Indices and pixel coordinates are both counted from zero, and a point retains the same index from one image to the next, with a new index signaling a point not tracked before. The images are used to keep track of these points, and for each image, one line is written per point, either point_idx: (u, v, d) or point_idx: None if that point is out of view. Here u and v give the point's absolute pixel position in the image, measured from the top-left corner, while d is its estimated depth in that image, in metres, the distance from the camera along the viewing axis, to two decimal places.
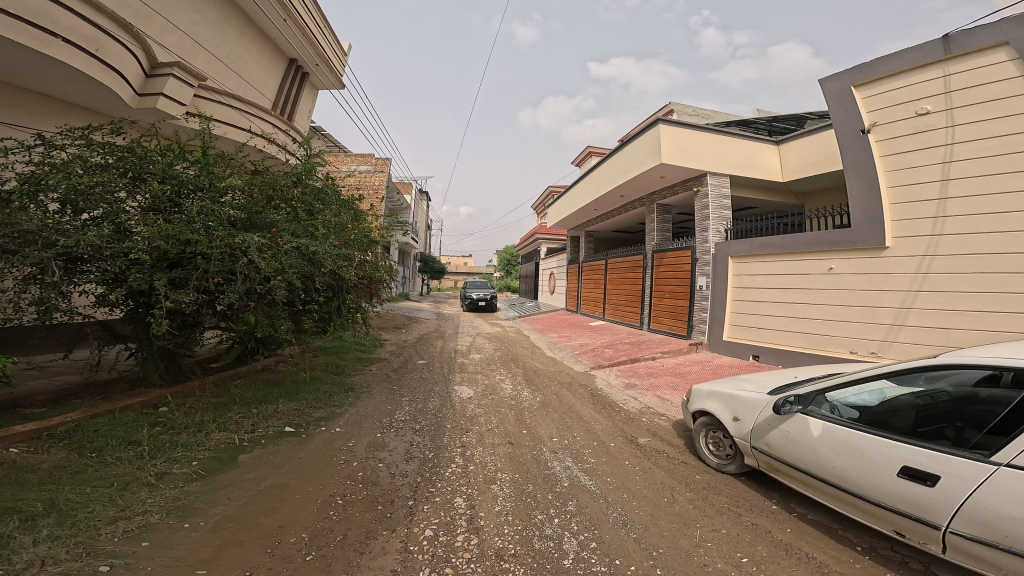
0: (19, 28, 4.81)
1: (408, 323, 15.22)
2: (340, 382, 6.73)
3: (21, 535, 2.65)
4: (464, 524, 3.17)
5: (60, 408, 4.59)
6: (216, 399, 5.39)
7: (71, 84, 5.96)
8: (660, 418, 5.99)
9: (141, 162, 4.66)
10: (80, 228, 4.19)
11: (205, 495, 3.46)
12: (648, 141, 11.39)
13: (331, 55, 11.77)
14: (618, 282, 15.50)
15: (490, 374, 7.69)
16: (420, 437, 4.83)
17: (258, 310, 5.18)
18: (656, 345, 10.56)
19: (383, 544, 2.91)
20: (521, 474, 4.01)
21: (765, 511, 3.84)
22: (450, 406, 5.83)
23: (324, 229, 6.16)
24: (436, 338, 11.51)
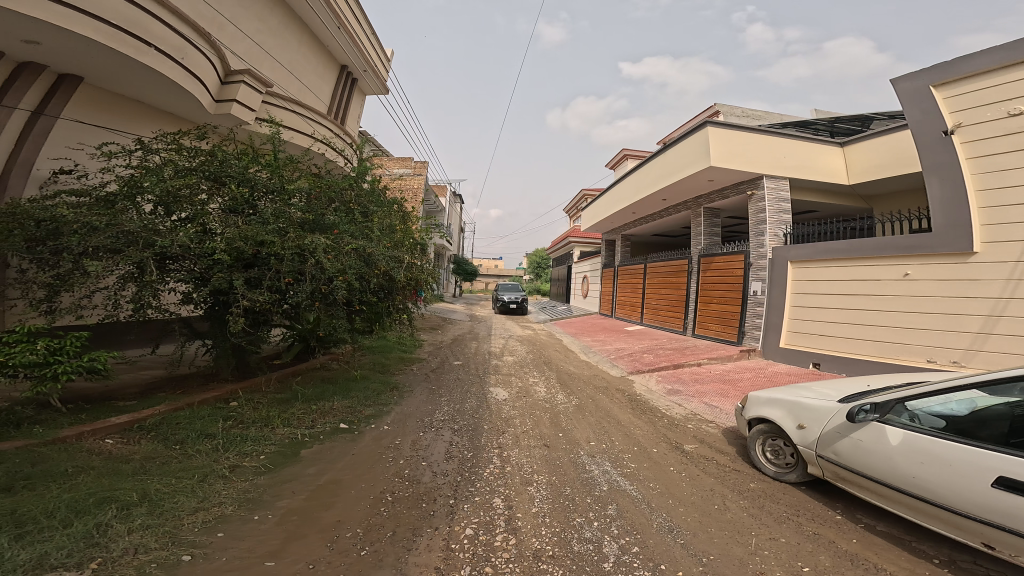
0: (119, 38, 5.14)
1: (445, 324, 15.22)
2: (385, 382, 6.76)
3: (117, 523, 2.80)
4: (503, 524, 2.97)
5: (149, 402, 4.86)
6: (279, 396, 5.54)
7: (158, 91, 6.38)
8: (709, 425, 5.65)
9: (221, 166, 4.91)
10: (172, 228, 4.48)
11: (270, 488, 3.54)
12: (694, 144, 11.10)
13: (377, 62, 12.23)
14: (659, 287, 15.02)
15: (524, 376, 7.57)
16: (456, 437, 4.80)
17: (320, 309, 5.28)
18: (703, 351, 10.12)
19: (426, 541, 2.80)
20: (559, 476, 3.55)
21: (827, 520, 3.53)
22: (487, 407, 5.79)
23: (378, 231, 5.99)
24: (471, 340, 11.53)
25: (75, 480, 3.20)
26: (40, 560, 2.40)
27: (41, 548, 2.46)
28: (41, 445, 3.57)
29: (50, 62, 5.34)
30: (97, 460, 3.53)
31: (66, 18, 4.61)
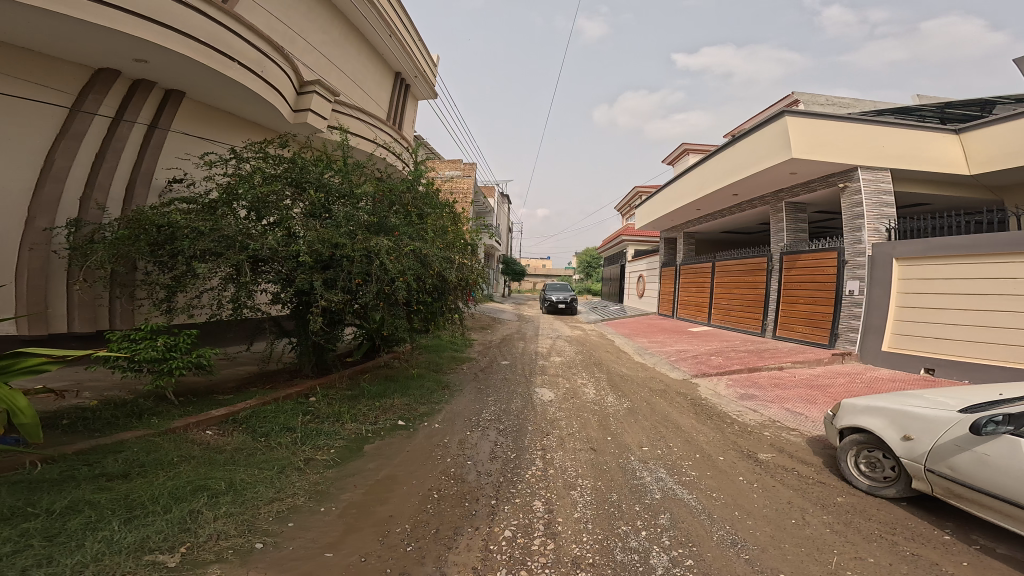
0: (209, 55, 5.36)
1: (495, 325, 14.68)
2: (436, 380, 5.98)
3: (206, 510, 2.81)
4: (542, 528, 2.79)
5: (246, 395, 4.80)
6: (349, 392, 5.17)
7: (242, 102, 6.61)
8: (789, 433, 4.95)
9: (302, 171, 4.67)
10: (262, 233, 4.35)
11: (336, 481, 3.36)
12: (771, 136, 10.27)
13: (426, 67, 12.59)
14: (731, 286, 13.94)
15: (573, 378, 6.47)
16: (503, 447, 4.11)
17: (384, 310, 4.69)
18: (785, 354, 9.14)
19: (465, 539, 2.67)
20: (605, 481, 3.38)
21: (932, 540, 2.96)
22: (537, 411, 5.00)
23: (432, 232, 5.28)
24: (520, 340, 10.90)
25: (177, 470, 3.25)
26: (140, 543, 2.45)
27: (143, 530, 2.52)
28: (155, 435, 3.65)
29: (159, 79, 5.70)
30: (198, 450, 3.55)
31: (162, 36, 4.86)
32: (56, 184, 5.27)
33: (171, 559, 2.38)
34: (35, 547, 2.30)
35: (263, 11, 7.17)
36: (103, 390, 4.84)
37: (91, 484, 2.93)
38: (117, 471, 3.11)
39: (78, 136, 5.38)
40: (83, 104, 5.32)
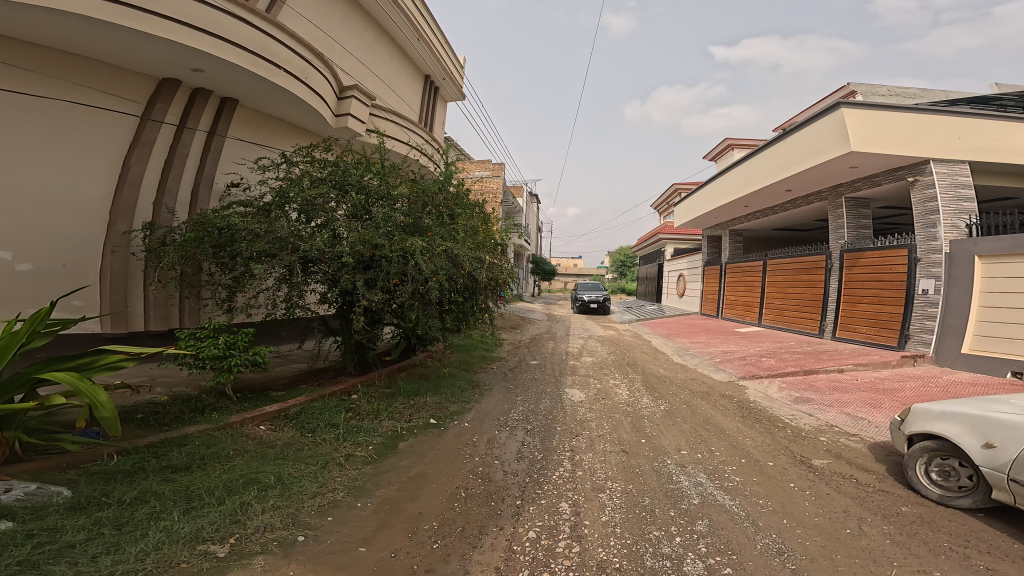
0: (257, 64, 5.47)
1: (524, 324, 13.90)
2: (468, 379, 5.77)
3: (255, 502, 2.85)
4: (568, 530, 2.70)
5: (297, 390, 4.77)
6: (387, 390, 5.01)
7: (286, 108, 6.66)
8: (848, 438, 4.47)
9: (344, 174, 4.45)
10: (311, 234, 4.14)
11: (372, 477, 3.29)
12: (826, 129, 9.67)
13: (454, 69, 12.51)
14: (784, 285, 13.12)
15: (604, 377, 5.88)
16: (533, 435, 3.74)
17: (419, 311, 4.43)
18: (845, 356, 8.44)
19: (490, 538, 2.61)
20: (637, 485, 3.23)
21: (1008, 554, 2.62)
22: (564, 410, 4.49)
23: (463, 232, 4.87)
24: (549, 339, 10.14)
25: (231, 463, 3.28)
26: (195, 534, 2.51)
27: (198, 521, 2.59)
28: (216, 429, 3.72)
29: (217, 88, 5.93)
30: (252, 444, 3.58)
31: (223, 49, 5.05)
32: (130, 190, 5.57)
33: (221, 550, 2.43)
34: (100, 535, 2.37)
35: (304, 19, 7.21)
36: (174, 386, 4.95)
37: (158, 475, 3.02)
38: (180, 464, 3.18)
39: (149, 144, 5.70)
40: (152, 112, 5.61)
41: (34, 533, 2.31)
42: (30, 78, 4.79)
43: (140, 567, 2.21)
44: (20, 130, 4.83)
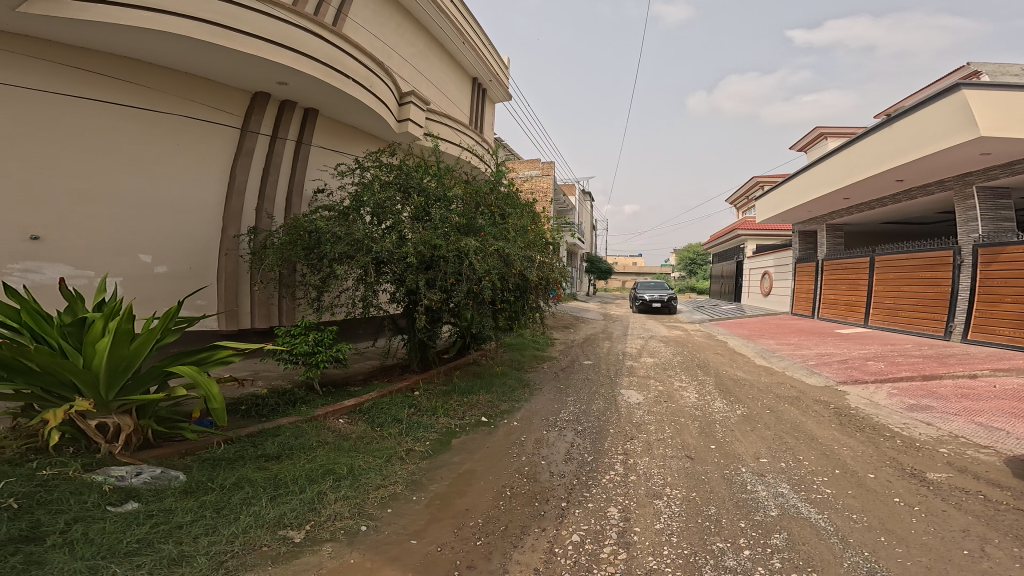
0: (328, 73, 5.66)
1: (577, 322, 12.79)
2: (519, 377, 5.51)
3: (328, 492, 2.89)
4: (615, 536, 2.51)
5: (372, 386, 4.73)
6: (443, 387, 4.86)
7: (356, 115, 6.90)
8: (977, 450, 3.66)
9: (406, 178, 4.56)
10: (383, 235, 4.18)
11: (427, 471, 3.23)
12: (943, 112, 8.42)
13: (500, 70, 12.27)
14: (897, 283, 11.47)
15: (668, 379, 5.40)
16: (580, 440, 3.61)
17: (472, 310, 4.39)
18: (976, 360, 7.15)
19: (531, 539, 2.49)
20: (701, 492, 2.91)
21: None
22: (614, 410, 4.20)
23: (513, 231, 4.79)
24: (605, 338, 9.35)
25: (314, 454, 3.30)
26: (278, 519, 2.62)
27: (281, 507, 2.69)
28: (303, 421, 3.73)
29: (299, 98, 6.22)
30: (331, 436, 3.59)
31: (294, 61, 5.25)
32: (237, 196, 6.05)
33: (297, 535, 2.53)
34: (201, 518, 2.54)
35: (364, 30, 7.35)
36: (274, 378, 4.88)
37: (254, 463, 3.14)
38: (274, 452, 3.28)
39: (250, 153, 6.11)
40: (249, 124, 6.00)
41: (146, 513, 2.51)
42: (152, 96, 5.24)
43: (229, 548, 2.34)
44: (150, 147, 5.32)
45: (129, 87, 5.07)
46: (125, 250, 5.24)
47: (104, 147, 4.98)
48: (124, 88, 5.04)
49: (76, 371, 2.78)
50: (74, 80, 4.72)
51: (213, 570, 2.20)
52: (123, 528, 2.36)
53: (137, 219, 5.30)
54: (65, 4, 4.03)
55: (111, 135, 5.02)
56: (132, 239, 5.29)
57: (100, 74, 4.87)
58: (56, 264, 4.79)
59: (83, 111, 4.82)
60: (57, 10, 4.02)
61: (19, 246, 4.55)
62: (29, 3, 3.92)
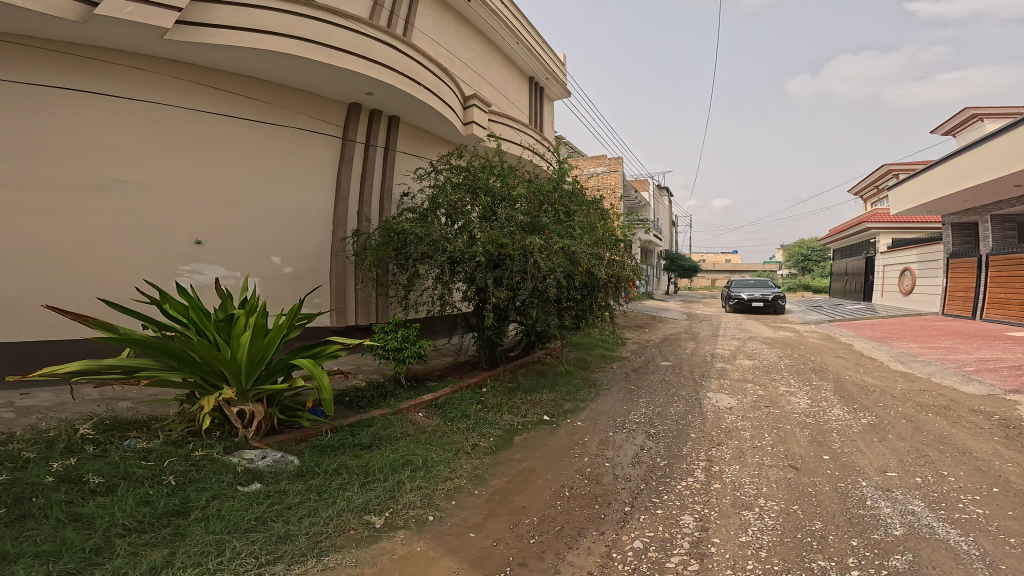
0: (404, 85, 5.59)
1: (654, 322, 11.53)
2: (585, 376, 5.19)
3: (406, 483, 2.89)
4: (685, 545, 2.20)
5: (445, 381, 4.78)
6: (508, 385, 4.74)
7: (432, 121, 6.73)
8: None
9: (474, 178, 4.64)
10: (454, 234, 4.30)
11: (488, 467, 3.16)
12: None
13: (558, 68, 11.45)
14: None
15: (766, 383, 4.71)
16: (653, 443, 3.27)
17: (538, 309, 4.39)
18: None
19: (588, 541, 2.29)
20: (802, 502, 2.46)
21: None
22: (698, 414, 3.75)
23: (581, 227, 4.66)
24: (690, 338, 8.42)
25: (397, 445, 3.33)
26: (364, 504, 2.67)
27: (369, 493, 2.75)
28: (390, 413, 3.79)
29: (386, 108, 6.22)
30: (410, 429, 3.60)
31: (379, 73, 5.26)
32: (344, 202, 6.16)
33: (378, 520, 2.57)
34: (306, 499, 2.67)
35: (427, 38, 7.25)
36: (371, 372, 5.06)
37: (351, 451, 3.21)
38: (367, 442, 3.34)
39: (350, 162, 6.16)
40: (348, 133, 6.08)
41: (264, 493, 2.70)
42: (270, 109, 5.44)
43: (323, 530, 2.44)
44: (278, 157, 5.58)
45: (253, 102, 5.30)
46: (260, 252, 5.52)
47: (242, 159, 5.29)
48: (256, 105, 5.32)
49: (224, 361, 3.02)
50: (218, 100, 5.06)
51: (307, 552, 2.29)
52: (246, 506, 2.56)
53: (267, 223, 5.55)
54: (198, 30, 4.28)
55: (247, 147, 5.32)
56: (265, 241, 5.55)
57: (233, 92, 5.14)
58: (214, 266, 5.19)
59: (222, 126, 5.13)
60: (192, 37, 4.26)
61: (182, 249, 4.97)
62: (172, 31, 4.19)
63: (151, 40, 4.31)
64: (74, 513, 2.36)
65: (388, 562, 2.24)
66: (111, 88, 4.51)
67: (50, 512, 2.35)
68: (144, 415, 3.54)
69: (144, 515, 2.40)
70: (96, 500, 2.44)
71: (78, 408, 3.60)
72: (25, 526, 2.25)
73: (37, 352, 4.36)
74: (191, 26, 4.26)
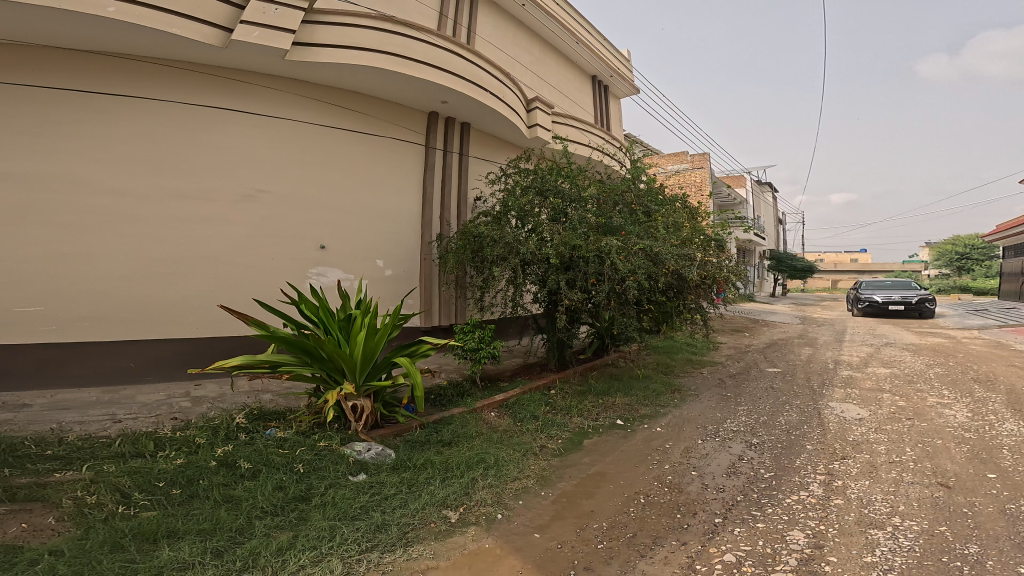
0: (473, 90, 5.79)
1: (756, 326, 10.25)
2: (667, 381, 4.81)
3: (479, 480, 2.88)
4: (789, 563, 1.90)
5: (516, 382, 4.74)
6: (578, 387, 4.58)
7: (498, 125, 6.86)
8: None
9: (542, 180, 4.68)
10: (525, 237, 4.36)
11: (556, 469, 3.06)
12: None
13: (623, 64, 10.99)
14: None
15: (905, 393, 3.96)
16: (755, 453, 2.90)
17: (616, 311, 4.27)
18: None
19: (666, 551, 2.09)
20: (944, 522, 2.03)
21: None
22: (817, 424, 3.25)
23: (665, 227, 4.46)
24: (802, 343, 7.37)
25: (472, 443, 3.36)
26: (443, 499, 2.70)
27: (447, 487, 2.79)
28: (466, 412, 3.84)
29: (459, 114, 6.44)
30: (483, 428, 3.62)
31: (448, 82, 5.49)
32: (430, 206, 6.39)
33: (453, 514, 2.60)
34: (399, 492, 2.78)
35: (488, 46, 7.47)
36: (452, 371, 5.20)
37: (434, 447, 3.31)
38: (447, 438, 3.42)
39: (432, 167, 6.39)
40: (430, 140, 6.32)
41: (368, 483, 2.87)
42: (369, 120, 5.78)
43: (410, 521, 2.51)
44: (380, 167, 5.93)
45: (358, 115, 5.68)
46: (367, 256, 5.86)
47: (348, 169, 5.66)
48: (358, 117, 5.68)
49: (344, 359, 3.29)
50: (330, 113, 5.45)
51: (396, 542, 2.37)
52: (354, 494, 2.74)
53: (371, 228, 5.88)
54: (305, 49, 4.69)
55: (354, 158, 5.69)
56: (371, 246, 5.88)
57: (340, 107, 5.52)
58: (335, 269, 5.62)
59: (334, 140, 5.52)
60: (306, 57, 4.69)
61: (310, 254, 5.42)
62: (292, 52, 4.64)
63: (274, 61, 4.75)
64: (226, 495, 2.72)
65: (459, 556, 2.23)
66: (246, 106, 4.96)
67: (211, 493, 2.73)
68: (282, 407, 3.99)
69: (276, 500, 2.68)
70: (244, 484, 2.80)
71: (234, 399, 4.18)
72: (193, 505, 2.64)
73: (209, 347, 4.94)
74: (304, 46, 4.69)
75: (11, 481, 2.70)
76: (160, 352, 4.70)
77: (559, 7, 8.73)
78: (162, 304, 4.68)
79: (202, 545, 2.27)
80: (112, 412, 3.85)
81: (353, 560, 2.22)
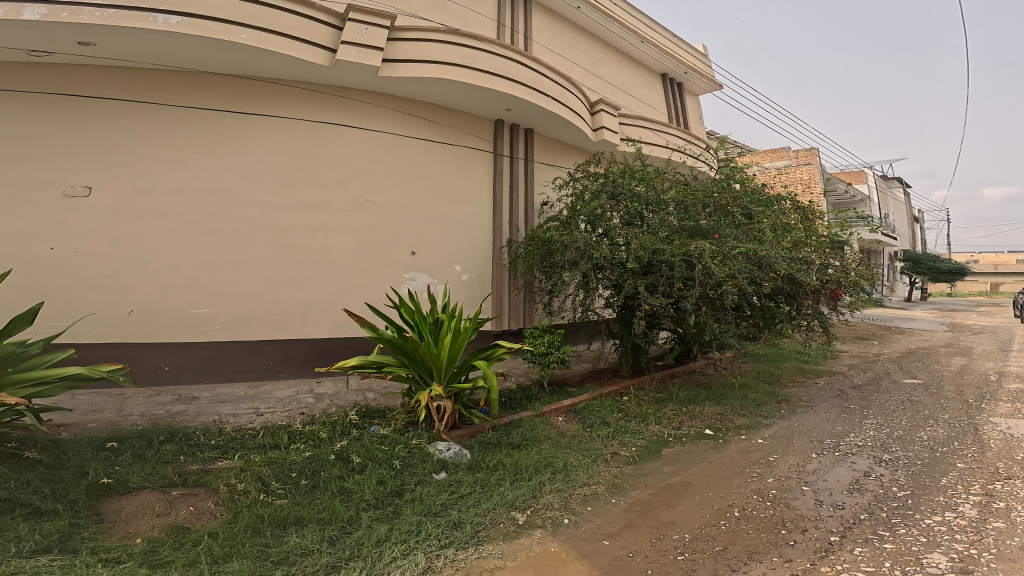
0: (533, 95, 6.12)
1: (887, 334, 8.82)
2: (771, 391, 4.36)
3: (546, 484, 2.80)
4: None
5: (585, 386, 4.60)
6: (655, 394, 4.30)
7: (559, 130, 7.09)
8: None
9: (615, 184, 4.63)
10: (597, 241, 4.31)
11: (630, 477, 2.88)
12: None
13: (697, 61, 10.61)
14: None
15: None
16: (885, 470, 2.56)
17: (705, 316, 4.02)
18: None
19: (763, 567, 1.84)
20: None
21: None
22: (975, 443, 2.89)
23: (773, 231, 4.24)
24: (951, 356, 6.24)
25: (539, 447, 3.32)
26: (512, 501, 2.67)
27: (517, 490, 2.76)
28: (534, 415, 3.82)
29: (524, 119, 6.75)
30: (548, 433, 3.55)
31: (511, 88, 5.88)
32: (501, 211, 6.78)
33: (521, 517, 2.55)
34: (474, 491, 2.82)
35: (547, 52, 7.78)
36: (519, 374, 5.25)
37: (504, 450, 3.32)
38: (516, 442, 3.41)
39: (500, 172, 6.78)
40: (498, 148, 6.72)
41: (449, 482, 2.95)
42: (445, 130, 6.30)
43: (481, 522, 2.51)
44: (457, 176, 6.43)
45: (436, 126, 6.23)
46: (448, 262, 6.35)
47: (428, 177, 6.18)
48: (436, 128, 6.22)
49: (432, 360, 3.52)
50: (411, 125, 6.02)
51: (470, 540, 2.39)
52: (437, 492, 2.83)
53: (450, 234, 6.36)
54: (390, 66, 5.29)
55: (434, 168, 6.22)
56: (452, 252, 6.38)
57: (420, 119, 6.08)
58: (422, 275, 6.16)
59: (417, 149, 6.08)
60: (398, 72, 5.31)
61: (402, 258, 5.97)
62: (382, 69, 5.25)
63: (366, 77, 5.37)
64: (341, 487, 2.94)
65: (525, 558, 2.18)
66: (342, 120, 5.65)
67: (329, 484, 2.98)
68: (383, 406, 4.31)
69: (378, 494, 2.84)
70: (353, 478, 3.00)
71: (349, 397, 4.63)
72: (314, 496, 2.89)
73: (329, 346, 5.62)
74: (396, 63, 5.31)
75: (185, 467, 3.17)
76: (292, 350, 5.44)
77: (617, 8, 8.79)
78: (290, 306, 5.43)
79: (321, 533, 2.47)
80: (256, 406, 4.47)
81: (435, 554, 2.28)
